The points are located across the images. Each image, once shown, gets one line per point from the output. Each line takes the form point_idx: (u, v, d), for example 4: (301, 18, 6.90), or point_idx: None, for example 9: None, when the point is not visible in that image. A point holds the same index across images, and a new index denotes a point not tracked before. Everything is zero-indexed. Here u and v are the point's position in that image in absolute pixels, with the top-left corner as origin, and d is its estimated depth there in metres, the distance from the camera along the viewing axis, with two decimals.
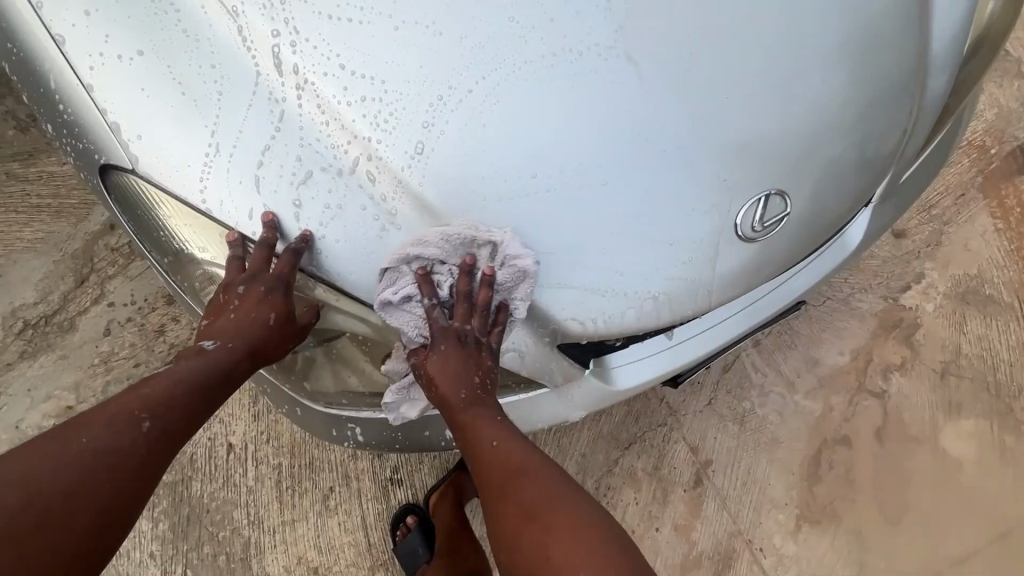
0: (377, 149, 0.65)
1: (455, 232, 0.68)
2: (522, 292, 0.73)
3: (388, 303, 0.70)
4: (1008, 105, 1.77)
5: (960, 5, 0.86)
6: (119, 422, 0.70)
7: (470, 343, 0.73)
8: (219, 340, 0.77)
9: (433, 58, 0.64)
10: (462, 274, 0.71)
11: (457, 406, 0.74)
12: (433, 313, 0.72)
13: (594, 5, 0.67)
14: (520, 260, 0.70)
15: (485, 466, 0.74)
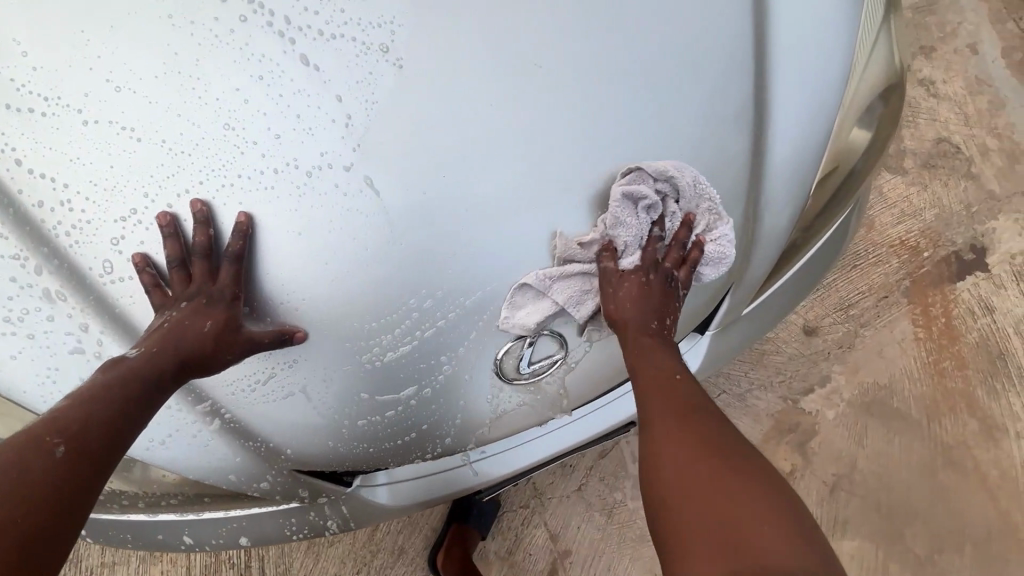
0: (57, 261, 0.58)
1: (703, 182, 0.73)
2: (709, 275, 0.79)
3: (631, 191, 0.68)
4: (950, 206, 1.67)
5: (805, 142, 0.79)
6: (20, 450, 0.54)
7: (669, 285, 0.76)
8: (139, 347, 0.61)
9: (125, 166, 0.57)
10: (682, 225, 0.76)
11: (648, 327, 0.74)
12: (650, 244, 0.75)
13: (329, 119, 0.59)
14: (726, 238, 0.76)
15: (663, 395, 0.71)
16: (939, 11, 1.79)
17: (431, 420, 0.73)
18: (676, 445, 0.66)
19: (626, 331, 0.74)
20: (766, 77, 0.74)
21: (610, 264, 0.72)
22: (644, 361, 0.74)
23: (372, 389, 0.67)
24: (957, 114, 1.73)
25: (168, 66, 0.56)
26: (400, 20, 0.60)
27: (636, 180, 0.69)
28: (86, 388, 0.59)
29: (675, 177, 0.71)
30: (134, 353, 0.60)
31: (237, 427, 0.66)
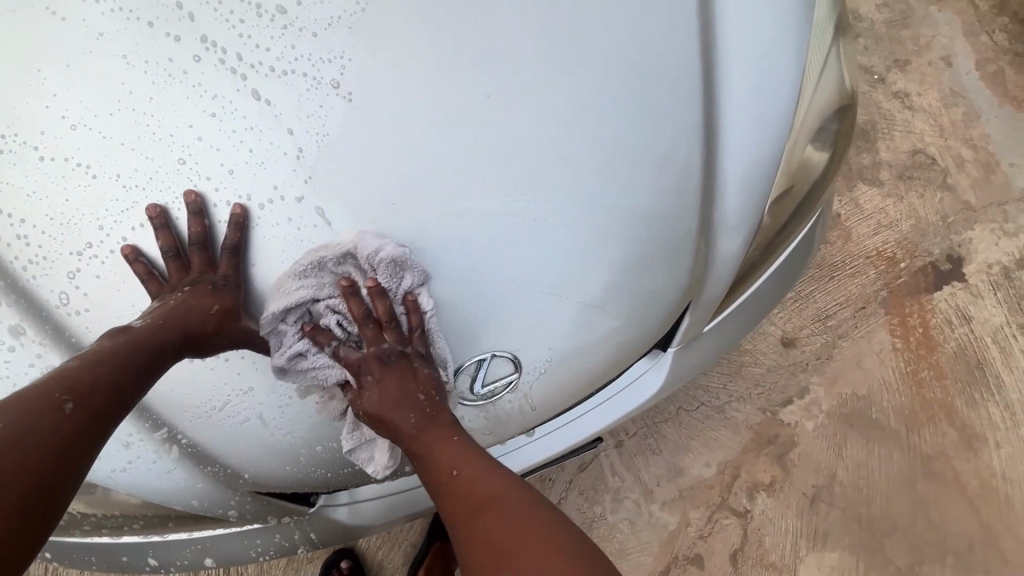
0: (16, 293, 0.59)
1: (303, 259, 0.62)
2: (414, 280, 0.66)
3: (288, 304, 0.63)
4: (927, 217, 1.68)
5: (757, 163, 0.80)
6: (29, 406, 0.52)
7: (393, 362, 0.67)
8: (145, 318, 0.61)
9: (81, 200, 0.58)
10: (348, 300, 0.65)
11: (410, 434, 0.67)
12: (340, 351, 0.66)
13: (282, 153, 0.61)
14: (386, 250, 0.63)
15: (458, 502, 0.65)
16: (913, 25, 1.82)
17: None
18: (475, 558, 0.61)
19: (393, 429, 0.67)
20: (715, 102, 0.76)
21: (353, 390, 0.67)
22: (437, 466, 0.67)
23: (327, 413, 0.69)
24: (932, 126, 1.75)
25: (123, 103, 0.58)
26: (350, 54, 0.61)
27: (276, 311, 0.62)
28: (94, 352, 0.58)
29: (358, 252, 0.63)
30: (139, 321, 0.60)
31: (196, 451, 0.67)
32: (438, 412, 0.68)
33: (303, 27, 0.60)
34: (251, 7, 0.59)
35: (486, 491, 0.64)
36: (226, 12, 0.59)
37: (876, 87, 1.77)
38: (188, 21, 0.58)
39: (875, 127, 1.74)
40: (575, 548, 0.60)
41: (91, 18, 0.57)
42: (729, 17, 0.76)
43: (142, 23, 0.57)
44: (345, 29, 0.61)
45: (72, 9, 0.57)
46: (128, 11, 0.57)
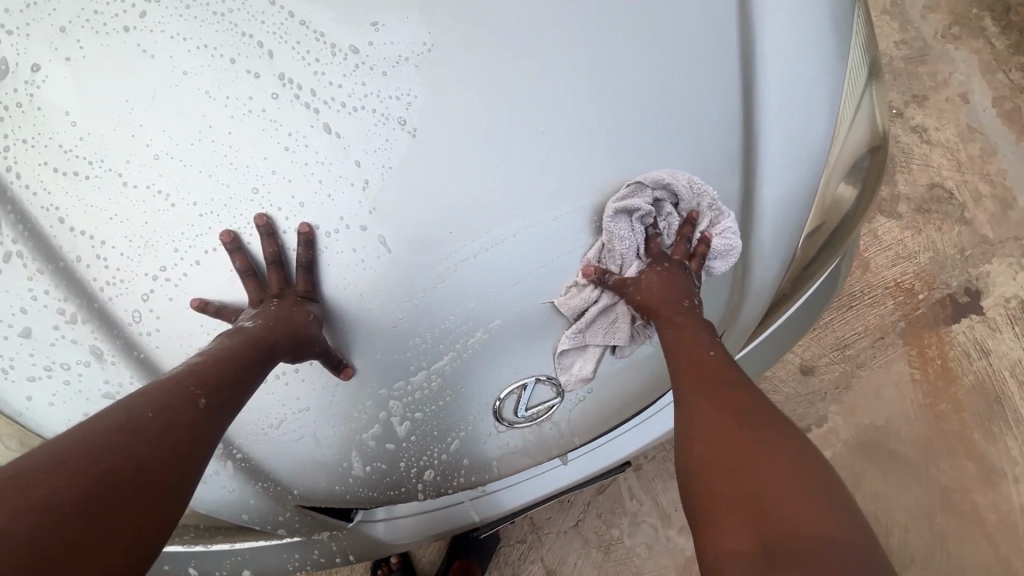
0: (96, 311, 0.62)
1: (698, 183, 0.77)
2: (720, 266, 0.83)
3: (646, 178, 0.73)
4: (945, 250, 1.70)
5: (790, 202, 0.83)
6: (169, 401, 0.56)
7: (683, 272, 0.78)
8: (257, 317, 0.64)
9: (159, 224, 0.61)
10: (686, 224, 0.79)
11: (677, 310, 0.75)
12: (653, 244, 0.79)
13: (348, 184, 0.64)
14: (731, 238, 0.80)
15: (695, 373, 0.71)
16: (931, 61, 1.86)
17: (434, 469, 0.76)
18: (702, 417, 0.67)
19: (664, 316, 0.75)
20: (753, 143, 0.80)
21: (624, 272, 0.76)
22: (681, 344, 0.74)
23: (378, 436, 0.70)
24: (949, 160, 1.78)
25: (204, 134, 0.61)
26: (415, 91, 0.65)
27: (637, 186, 0.73)
28: (216, 349, 0.62)
29: (692, 185, 0.77)
30: (252, 320, 0.64)
31: (250, 466, 0.69)
32: (692, 317, 0.76)
33: (372, 65, 0.65)
34: (325, 46, 0.64)
35: (730, 379, 0.70)
36: (302, 50, 0.63)
37: (895, 121, 1.81)
38: (267, 58, 0.63)
39: (893, 160, 1.77)
40: (814, 452, 0.61)
41: (178, 56, 0.62)
42: (767, 63, 0.79)
43: (225, 60, 0.62)
44: (411, 67, 0.66)
45: (160, 48, 0.61)
46: (211, 49, 0.62)
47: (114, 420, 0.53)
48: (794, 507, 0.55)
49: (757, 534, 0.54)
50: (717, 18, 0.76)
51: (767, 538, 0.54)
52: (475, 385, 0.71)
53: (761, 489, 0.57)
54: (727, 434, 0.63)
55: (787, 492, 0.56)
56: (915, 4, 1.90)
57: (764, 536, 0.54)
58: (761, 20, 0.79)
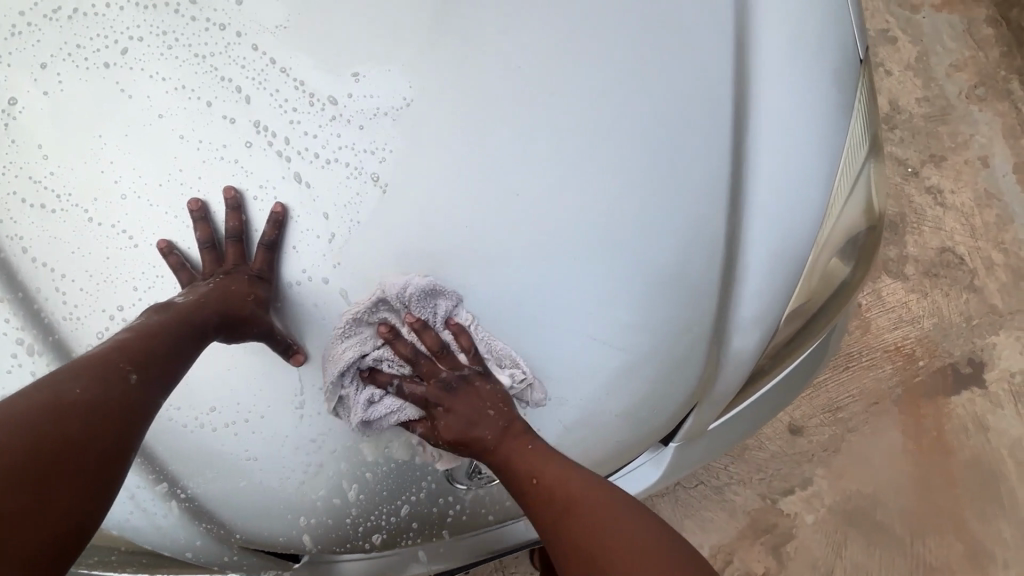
0: (51, 343, 0.62)
1: (339, 325, 0.64)
2: (447, 304, 0.67)
3: (343, 367, 0.64)
4: (952, 318, 1.64)
5: (775, 279, 0.81)
6: (97, 373, 0.50)
7: (458, 386, 0.66)
8: (188, 295, 0.61)
9: (122, 262, 0.61)
10: (393, 343, 0.65)
11: (494, 447, 0.66)
12: (409, 386, 0.66)
13: (315, 236, 0.63)
14: (409, 287, 0.65)
15: (542, 506, 0.63)
16: (953, 119, 1.79)
17: (382, 532, 0.72)
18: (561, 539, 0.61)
19: (506, 446, 0.66)
20: (739, 219, 0.79)
21: (427, 429, 0.67)
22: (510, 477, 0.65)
23: (324, 495, 0.68)
24: (963, 225, 1.71)
25: (174, 176, 0.62)
26: (391, 145, 0.65)
27: (329, 373, 0.64)
28: (139, 327, 0.56)
29: (373, 306, 0.65)
30: (180, 299, 0.60)
31: (193, 507, 0.67)
32: (513, 419, 0.67)
33: (350, 117, 0.64)
34: (303, 95, 0.64)
35: (572, 497, 0.62)
36: (279, 98, 0.63)
37: (910, 180, 1.72)
38: (244, 103, 0.63)
39: (904, 221, 1.70)
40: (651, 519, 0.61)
41: (155, 95, 0.62)
42: (760, 140, 0.78)
43: (201, 102, 0.62)
44: (389, 121, 0.65)
45: (139, 86, 0.62)
46: (189, 91, 0.62)
47: (35, 402, 0.45)
48: None
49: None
50: (708, 95, 0.76)
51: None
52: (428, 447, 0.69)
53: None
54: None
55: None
56: (941, 61, 1.79)
57: None
58: (756, 98, 0.78)
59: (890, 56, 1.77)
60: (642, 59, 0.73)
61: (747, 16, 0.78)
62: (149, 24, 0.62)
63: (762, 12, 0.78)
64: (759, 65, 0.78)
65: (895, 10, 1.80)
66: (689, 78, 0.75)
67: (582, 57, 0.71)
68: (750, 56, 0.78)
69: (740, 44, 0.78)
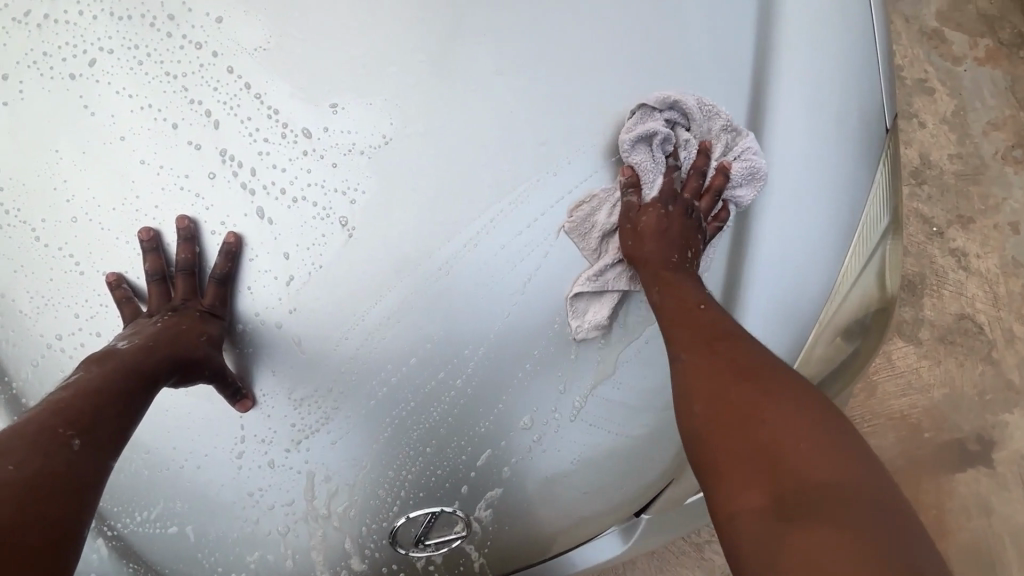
0: None
1: (711, 104, 0.70)
2: (749, 194, 0.72)
3: (679, 103, 0.68)
4: (965, 390, 1.35)
5: (770, 358, 0.74)
6: (31, 446, 0.46)
7: (689, 218, 0.71)
8: (133, 339, 0.57)
9: (66, 288, 0.58)
10: (701, 155, 0.73)
11: (664, 262, 0.67)
12: (670, 175, 0.72)
13: (273, 278, 0.60)
14: (755, 156, 0.71)
15: (688, 335, 0.61)
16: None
17: None
18: (697, 383, 0.58)
19: (672, 279, 0.66)
20: (738, 298, 0.72)
21: (633, 200, 0.69)
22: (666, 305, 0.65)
23: (256, 550, 0.63)
24: (985, 292, 1.39)
25: (129, 203, 0.58)
26: (363, 186, 0.60)
27: (681, 102, 0.68)
28: (80, 383, 0.52)
29: (699, 113, 0.70)
30: (125, 343, 0.56)
31: (121, 546, 0.63)
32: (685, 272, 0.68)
33: (323, 153, 0.60)
34: (276, 125, 0.60)
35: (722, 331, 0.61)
36: (250, 126, 0.59)
37: (933, 240, 1.40)
38: (212, 129, 0.59)
39: (923, 281, 1.39)
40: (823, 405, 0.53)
41: (120, 113, 0.58)
42: (768, 210, 0.72)
43: (167, 123, 0.58)
44: (363, 161, 0.61)
45: (103, 102, 0.58)
46: (157, 110, 0.58)
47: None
48: (812, 454, 0.48)
49: (774, 494, 0.47)
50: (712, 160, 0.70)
51: (784, 496, 0.47)
52: (373, 511, 0.63)
53: (782, 445, 0.49)
54: (730, 407, 0.54)
55: (801, 457, 0.48)
56: (979, 117, 1.44)
57: (778, 492, 0.47)
58: (768, 164, 0.72)
59: (925, 106, 1.44)
60: (646, 111, 0.67)
61: (765, 76, 0.72)
62: (122, 35, 0.58)
63: (781, 74, 0.72)
64: (773, 130, 0.72)
65: (934, 57, 1.46)
66: None
67: (578, 105, 0.65)
68: (765, 120, 0.72)
69: (754, 105, 0.71)
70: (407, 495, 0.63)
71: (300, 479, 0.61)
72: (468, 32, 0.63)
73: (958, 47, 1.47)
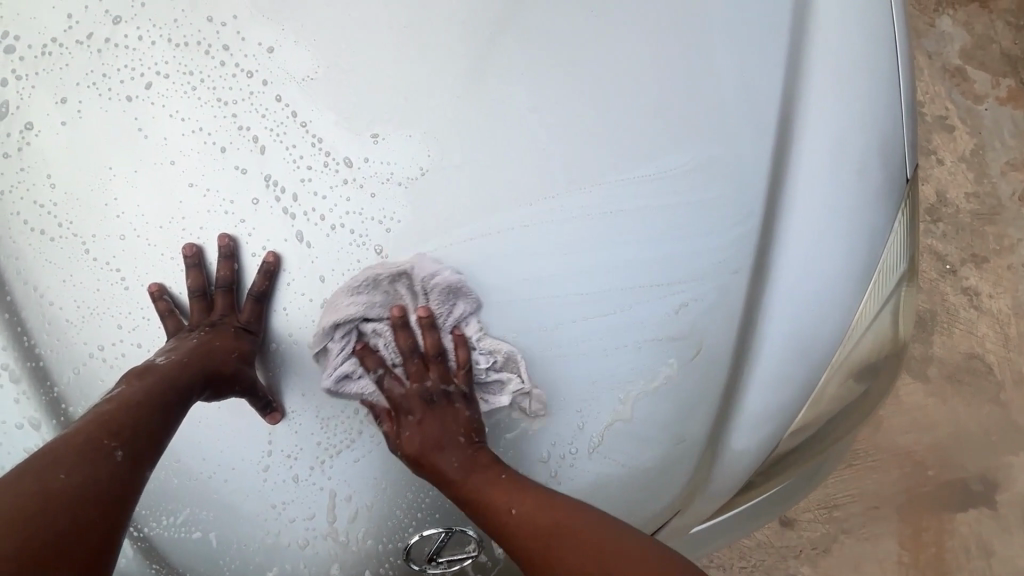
0: (28, 368, 0.61)
1: (366, 274, 0.62)
2: (465, 309, 0.65)
3: (341, 319, 0.62)
4: (970, 429, 1.36)
5: (783, 397, 0.75)
6: (79, 454, 0.49)
7: (438, 402, 0.64)
8: (171, 355, 0.60)
9: (112, 299, 0.61)
10: (402, 329, 0.64)
11: (454, 479, 0.63)
12: (383, 376, 0.64)
13: (309, 300, 0.62)
14: (441, 276, 0.63)
15: (524, 540, 0.61)
16: None
17: None
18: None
19: (472, 485, 0.63)
20: (753, 337, 0.74)
21: (388, 427, 0.64)
22: (486, 502, 0.62)
23: (275, 558, 0.65)
24: (996, 333, 1.39)
25: (176, 222, 0.61)
26: (399, 215, 0.63)
27: (333, 315, 0.62)
28: (123, 395, 0.55)
29: (383, 295, 0.63)
30: (163, 360, 0.59)
31: (146, 547, 0.65)
32: (480, 448, 0.65)
33: (362, 182, 0.63)
34: (320, 153, 0.62)
35: (556, 518, 0.60)
36: (294, 154, 0.62)
37: (945, 278, 1.40)
38: (258, 154, 0.61)
39: (934, 318, 1.39)
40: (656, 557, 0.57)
41: (172, 135, 0.61)
42: (787, 254, 0.74)
43: (215, 147, 0.61)
44: (400, 191, 0.63)
45: (157, 124, 0.61)
46: (206, 134, 0.61)
47: (21, 490, 0.45)
48: None
49: None
50: (737, 202, 0.72)
51: None
52: (391, 529, 0.65)
53: None
54: None
55: None
56: (997, 156, 1.44)
57: None
58: (790, 210, 0.74)
59: (944, 144, 1.44)
60: (672, 154, 0.69)
61: (791, 124, 0.74)
62: (178, 61, 0.61)
63: (806, 122, 0.74)
64: (797, 176, 0.74)
65: (955, 95, 1.45)
66: (717, 181, 0.71)
67: (607, 145, 0.67)
68: (789, 166, 0.74)
69: (778, 151, 0.73)
70: (425, 516, 0.66)
71: (322, 496, 0.64)
72: (503, 69, 0.65)
73: (981, 86, 1.45)
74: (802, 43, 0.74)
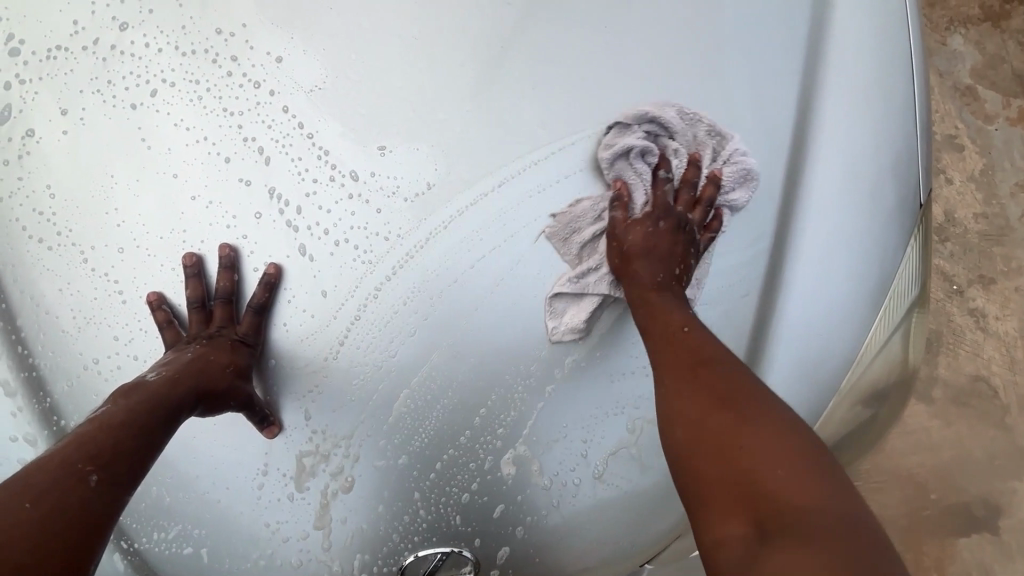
0: (23, 377, 0.60)
1: (691, 112, 0.69)
2: (741, 196, 0.72)
3: (660, 119, 0.68)
4: (974, 453, 1.34)
5: None
6: (50, 480, 0.46)
7: (684, 232, 0.71)
8: (162, 371, 0.58)
9: (110, 309, 0.60)
10: (689, 165, 0.73)
11: (650, 283, 0.67)
12: (660, 189, 0.72)
13: (310, 316, 0.61)
14: (743, 157, 0.71)
15: (670, 359, 0.60)
16: None
17: None
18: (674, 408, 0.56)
19: (653, 304, 0.65)
20: (761, 363, 0.72)
21: (618, 216, 0.69)
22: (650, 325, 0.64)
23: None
24: (1003, 355, 1.37)
25: (177, 233, 0.60)
26: (404, 231, 0.62)
27: (658, 116, 0.68)
28: (104, 417, 0.53)
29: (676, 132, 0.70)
30: (153, 377, 0.58)
31: (137, 562, 0.64)
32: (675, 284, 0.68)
33: (368, 197, 0.61)
34: (325, 166, 0.61)
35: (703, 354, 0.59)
36: (300, 167, 0.61)
37: (952, 298, 1.39)
38: (262, 166, 0.60)
39: (939, 339, 1.37)
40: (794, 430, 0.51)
41: (176, 144, 0.60)
42: (797, 278, 0.72)
43: (220, 157, 0.60)
44: (406, 206, 0.62)
45: (160, 132, 0.60)
46: (211, 144, 0.60)
47: None
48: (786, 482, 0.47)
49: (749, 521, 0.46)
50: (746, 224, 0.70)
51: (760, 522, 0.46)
52: (385, 549, 0.64)
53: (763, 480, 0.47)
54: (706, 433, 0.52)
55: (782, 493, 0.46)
56: (1007, 177, 1.42)
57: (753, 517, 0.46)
58: (801, 232, 0.72)
59: (953, 163, 1.43)
60: None
61: (803, 145, 0.72)
62: (184, 69, 0.60)
63: (820, 144, 0.73)
64: (809, 198, 0.72)
65: (965, 114, 1.44)
66: None
67: None
68: (800, 188, 0.72)
69: (791, 172, 0.72)
70: (421, 539, 0.64)
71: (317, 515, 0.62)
72: (514, 81, 0.64)
73: (991, 105, 1.44)
74: (817, 64, 0.73)
